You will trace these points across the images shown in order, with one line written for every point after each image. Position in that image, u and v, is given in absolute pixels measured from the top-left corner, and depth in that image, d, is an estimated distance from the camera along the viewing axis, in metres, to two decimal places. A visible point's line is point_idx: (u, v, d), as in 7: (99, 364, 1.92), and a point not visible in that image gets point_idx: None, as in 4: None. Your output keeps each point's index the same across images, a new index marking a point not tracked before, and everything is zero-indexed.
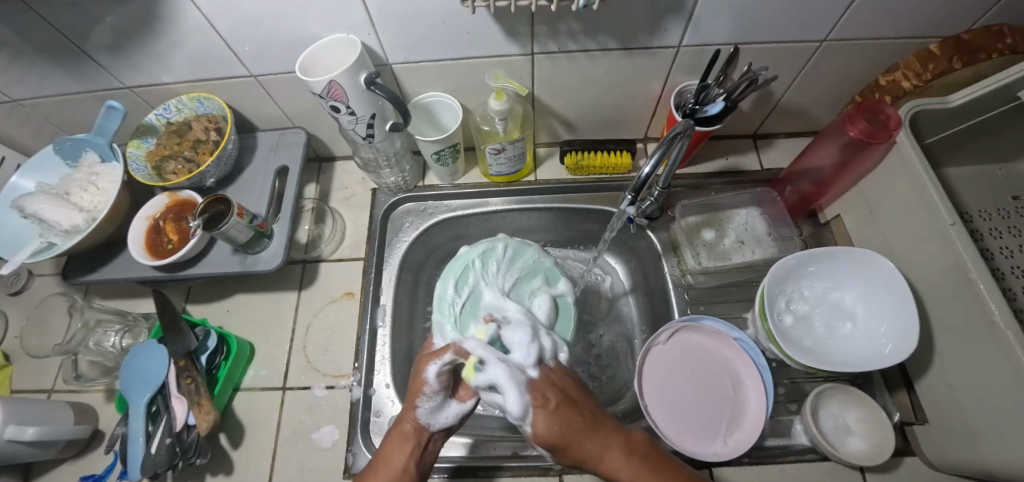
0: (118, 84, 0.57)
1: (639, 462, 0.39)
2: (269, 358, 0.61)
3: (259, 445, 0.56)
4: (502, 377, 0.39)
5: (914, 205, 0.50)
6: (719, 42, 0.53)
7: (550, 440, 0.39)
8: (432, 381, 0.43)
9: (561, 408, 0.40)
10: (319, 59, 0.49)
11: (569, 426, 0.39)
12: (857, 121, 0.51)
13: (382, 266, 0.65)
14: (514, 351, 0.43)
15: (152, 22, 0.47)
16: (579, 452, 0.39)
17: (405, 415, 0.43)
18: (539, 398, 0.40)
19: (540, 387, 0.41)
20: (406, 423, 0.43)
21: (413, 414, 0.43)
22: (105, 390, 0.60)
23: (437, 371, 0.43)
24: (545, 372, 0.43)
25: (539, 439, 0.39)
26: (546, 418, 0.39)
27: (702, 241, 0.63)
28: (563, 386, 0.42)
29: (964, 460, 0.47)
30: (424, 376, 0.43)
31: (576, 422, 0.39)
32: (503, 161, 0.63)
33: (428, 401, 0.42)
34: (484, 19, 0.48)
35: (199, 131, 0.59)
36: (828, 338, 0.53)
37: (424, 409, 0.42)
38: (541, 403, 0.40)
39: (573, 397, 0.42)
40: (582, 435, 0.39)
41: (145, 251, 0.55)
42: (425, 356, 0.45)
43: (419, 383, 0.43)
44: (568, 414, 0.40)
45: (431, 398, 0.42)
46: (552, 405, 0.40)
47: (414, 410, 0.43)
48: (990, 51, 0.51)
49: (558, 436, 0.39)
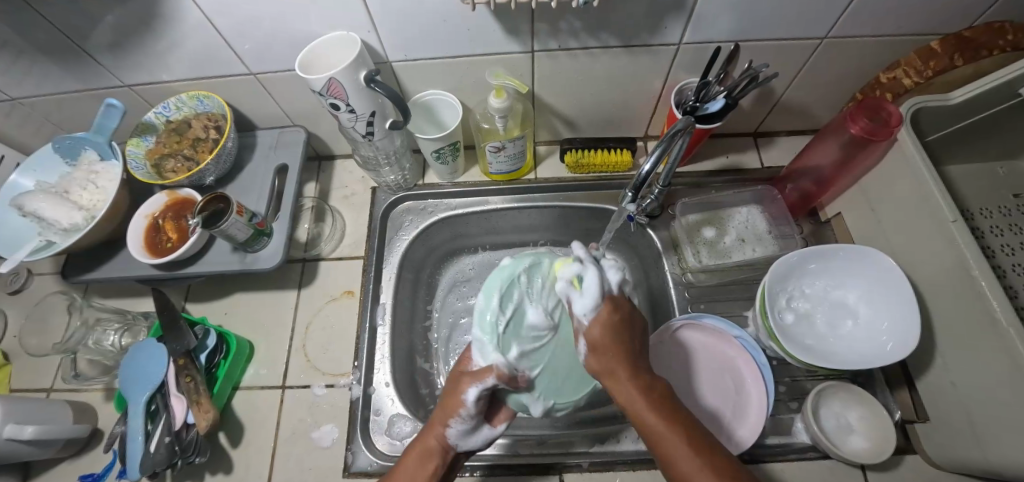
0: (117, 82, 0.57)
1: (657, 400, 0.36)
2: (268, 357, 0.61)
3: (258, 445, 0.56)
4: (586, 275, 0.42)
5: (915, 202, 0.50)
6: (719, 40, 0.53)
7: (593, 338, 0.40)
8: (467, 405, 0.39)
9: (617, 325, 0.40)
10: (319, 57, 0.49)
11: (617, 341, 0.39)
12: (858, 118, 0.51)
13: (381, 264, 0.65)
14: (587, 275, 0.42)
15: (151, 21, 0.47)
16: (612, 364, 0.38)
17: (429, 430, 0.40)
18: (607, 310, 0.41)
19: (615, 300, 0.42)
20: (430, 441, 0.39)
21: (441, 433, 0.39)
22: (103, 389, 0.60)
23: (472, 399, 0.39)
24: (620, 297, 0.43)
25: (586, 336, 0.40)
26: (602, 323, 0.40)
27: (702, 239, 0.63)
28: (629, 313, 0.42)
29: (965, 458, 0.47)
30: (462, 396, 0.39)
31: (626, 343, 0.39)
32: (503, 159, 0.63)
33: (460, 422, 0.39)
34: (485, 16, 0.47)
35: (199, 129, 0.59)
36: (830, 337, 0.53)
37: (454, 431, 0.39)
38: (606, 313, 0.40)
39: (632, 328, 0.41)
40: (624, 355, 0.38)
41: (144, 250, 0.55)
42: (465, 375, 0.41)
43: (454, 403, 0.39)
44: (621, 333, 0.40)
45: (463, 422, 0.39)
46: (613, 318, 0.40)
47: (443, 428, 0.39)
48: (991, 48, 0.50)
49: (600, 341, 0.39)
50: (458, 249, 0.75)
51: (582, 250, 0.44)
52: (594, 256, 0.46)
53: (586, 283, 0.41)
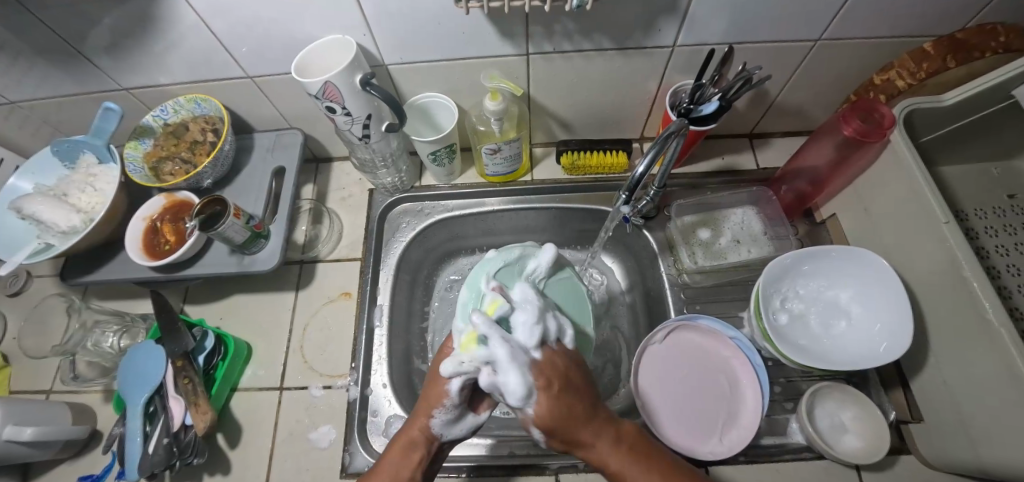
0: (115, 85, 0.57)
1: (632, 454, 0.36)
2: (266, 358, 0.61)
3: (256, 446, 0.56)
4: (500, 358, 0.35)
5: (908, 203, 0.50)
6: (713, 42, 0.53)
7: (546, 422, 0.35)
8: (451, 395, 0.38)
9: (565, 393, 0.36)
10: (315, 60, 0.50)
11: (570, 414, 0.35)
12: (852, 120, 0.52)
13: (379, 266, 0.65)
14: (502, 351, 0.35)
15: (149, 24, 0.48)
16: (574, 439, 0.36)
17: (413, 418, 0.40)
18: (543, 380, 0.36)
19: (541, 366, 0.37)
20: (415, 433, 0.39)
21: (425, 423, 0.39)
22: (103, 391, 0.60)
23: (454, 389, 0.38)
24: (547, 357, 0.38)
25: (536, 423, 0.36)
26: (550, 403, 0.35)
27: (698, 240, 0.63)
28: (565, 371, 0.38)
29: (959, 457, 0.47)
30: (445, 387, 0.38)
31: (579, 411, 0.36)
32: (499, 161, 0.63)
33: (441, 412, 0.39)
34: (479, 19, 0.48)
35: (196, 132, 0.59)
36: (824, 337, 0.53)
37: (438, 420, 0.39)
38: (545, 386, 0.36)
39: (578, 385, 0.38)
40: (581, 424, 0.36)
41: (143, 252, 0.55)
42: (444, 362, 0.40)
43: (438, 394, 0.39)
44: (570, 400, 0.36)
45: (447, 411, 0.39)
46: (557, 389, 0.36)
47: (426, 419, 0.39)
48: (983, 50, 0.50)
49: (557, 424, 0.35)
50: (455, 251, 0.75)
51: (484, 325, 0.36)
52: (502, 320, 0.40)
53: (506, 365, 0.35)
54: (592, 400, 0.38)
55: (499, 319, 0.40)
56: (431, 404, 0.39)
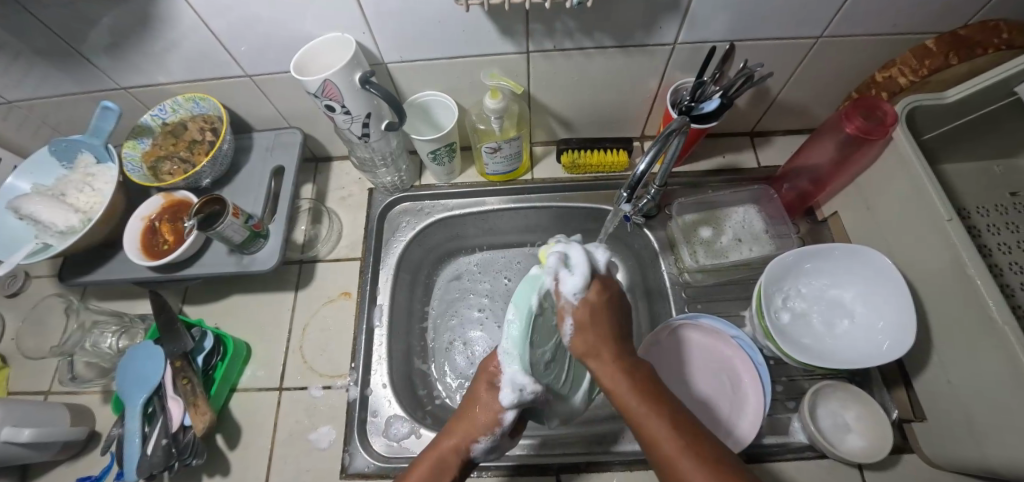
0: (113, 84, 0.57)
1: (641, 381, 0.38)
2: (265, 359, 0.61)
3: (256, 447, 0.56)
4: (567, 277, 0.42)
5: (911, 200, 0.50)
6: (714, 40, 0.53)
7: (580, 318, 0.41)
8: (501, 423, 0.41)
9: (603, 306, 0.42)
10: (315, 59, 0.49)
11: (603, 321, 0.41)
12: (854, 117, 0.51)
13: (379, 266, 0.65)
14: (569, 281, 0.42)
15: (146, 22, 0.47)
16: (592, 347, 0.40)
17: (451, 436, 0.42)
18: (596, 290, 0.43)
19: (599, 280, 0.44)
20: (450, 451, 0.41)
21: (465, 445, 0.41)
22: (101, 391, 0.60)
23: (505, 419, 0.41)
24: (602, 279, 0.44)
25: (570, 314, 0.42)
26: (588, 306, 0.42)
27: (699, 239, 0.63)
28: (614, 296, 0.44)
29: (962, 456, 0.47)
30: (498, 417, 0.41)
31: (606, 327, 0.41)
32: (500, 160, 0.63)
33: (486, 437, 0.42)
34: (480, 17, 0.47)
35: (195, 131, 0.59)
36: (827, 336, 0.53)
37: (478, 444, 0.42)
38: (593, 295, 0.43)
39: (615, 314, 0.43)
40: (606, 340, 0.40)
41: (141, 252, 0.55)
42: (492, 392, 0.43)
43: (484, 418, 0.42)
44: (609, 313, 0.42)
45: (491, 439, 0.42)
46: (602, 300, 0.43)
47: (469, 442, 0.41)
48: (986, 46, 0.50)
49: (585, 322, 0.41)
50: (456, 250, 0.75)
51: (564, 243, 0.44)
52: (567, 256, 0.44)
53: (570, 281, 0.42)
54: (624, 331, 0.42)
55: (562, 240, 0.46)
56: (477, 428, 0.41)
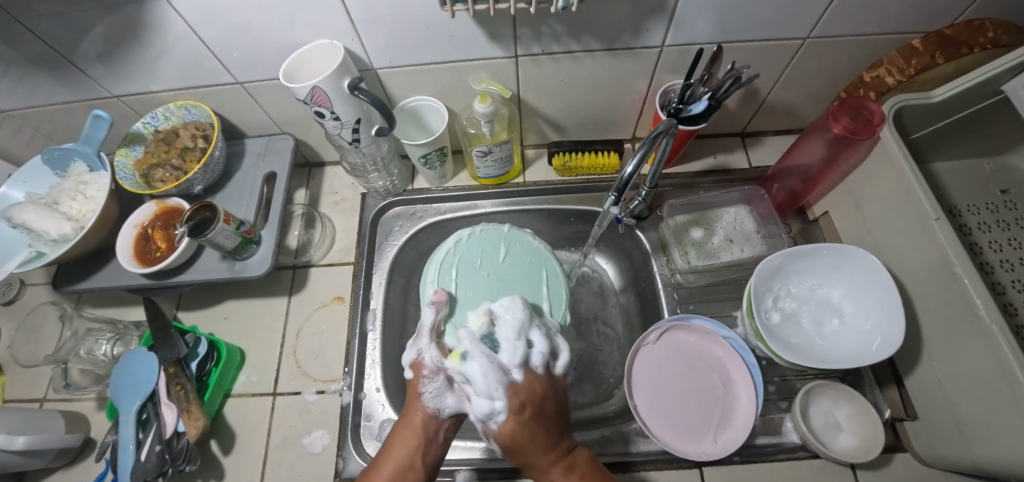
0: (105, 93, 0.57)
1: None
2: (258, 364, 0.61)
3: (250, 452, 0.56)
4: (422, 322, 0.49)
5: (898, 199, 0.50)
6: (702, 41, 0.53)
7: (505, 440, 0.41)
8: (426, 366, 0.45)
9: (534, 420, 0.41)
10: (304, 64, 0.50)
11: (530, 437, 0.41)
12: (840, 117, 0.52)
13: (372, 270, 0.65)
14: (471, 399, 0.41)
15: (137, 31, 0.48)
16: (527, 460, 0.42)
17: (416, 408, 0.44)
18: (515, 404, 0.41)
19: (524, 390, 0.42)
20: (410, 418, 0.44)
21: (421, 405, 0.43)
22: (96, 398, 0.60)
23: (427, 359, 0.45)
24: (529, 380, 0.42)
25: (500, 437, 0.41)
26: (516, 424, 0.41)
27: (690, 240, 0.63)
28: (542, 396, 0.42)
29: (953, 454, 0.47)
30: (420, 364, 0.45)
31: (540, 440, 0.41)
32: (490, 163, 0.63)
33: (427, 386, 0.44)
34: (467, 22, 0.48)
35: (186, 138, 0.59)
36: (817, 336, 0.53)
37: (427, 393, 0.43)
38: (516, 409, 0.41)
39: (548, 412, 0.42)
40: (540, 452, 0.41)
41: (134, 259, 0.55)
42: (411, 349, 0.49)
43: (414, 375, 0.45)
44: (533, 427, 0.41)
45: (432, 381, 0.44)
46: (524, 416, 0.41)
47: (418, 401, 0.44)
48: (971, 46, 0.50)
49: (516, 442, 0.41)
50: None
51: (468, 342, 0.42)
52: (491, 340, 0.44)
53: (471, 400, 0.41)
54: (559, 424, 0.43)
55: (487, 337, 0.44)
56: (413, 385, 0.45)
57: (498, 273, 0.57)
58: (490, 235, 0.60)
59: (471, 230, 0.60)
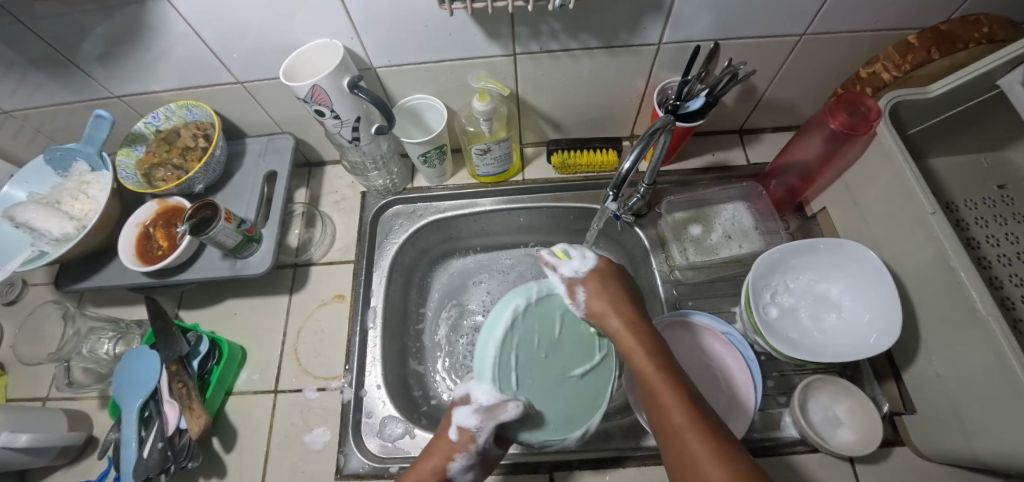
0: (106, 93, 0.57)
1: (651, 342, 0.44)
2: (259, 362, 0.61)
3: (252, 449, 0.56)
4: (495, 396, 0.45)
5: (895, 194, 0.50)
6: (699, 38, 0.53)
7: (590, 291, 0.48)
8: (476, 439, 0.42)
9: (620, 287, 0.49)
10: (303, 63, 0.50)
11: (610, 288, 0.48)
12: (838, 113, 0.52)
13: (372, 268, 0.66)
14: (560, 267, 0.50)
15: (138, 32, 0.48)
16: (603, 308, 0.47)
17: (433, 463, 0.43)
18: (605, 262, 0.51)
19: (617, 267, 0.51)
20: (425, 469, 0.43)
21: (443, 465, 0.42)
22: (98, 397, 0.61)
23: (480, 433, 0.43)
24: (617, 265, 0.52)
25: (586, 286, 0.49)
26: (601, 271, 0.50)
27: (689, 237, 0.63)
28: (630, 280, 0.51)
29: (952, 447, 0.47)
30: (470, 434, 0.42)
31: (620, 292, 0.48)
32: (490, 161, 0.63)
33: (463, 457, 0.42)
34: (465, 20, 0.48)
35: (188, 138, 0.59)
36: (816, 331, 0.53)
37: (455, 466, 0.42)
38: (606, 264, 0.50)
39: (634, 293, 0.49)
40: (621, 302, 0.47)
41: (136, 258, 0.55)
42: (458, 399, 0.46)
43: (460, 438, 0.43)
44: (615, 284, 0.49)
45: (469, 457, 0.43)
46: (613, 268, 0.50)
47: (446, 461, 0.42)
48: (967, 41, 0.50)
49: (595, 291, 0.48)
50: (450, 251, 0.75)
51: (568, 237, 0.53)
52: None
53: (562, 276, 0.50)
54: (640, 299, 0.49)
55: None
56: (452, 445, 0.43)
57: (556, 348, 0.51)
58: (548, 303, 0.52)
59: (528, 299, 0.51)
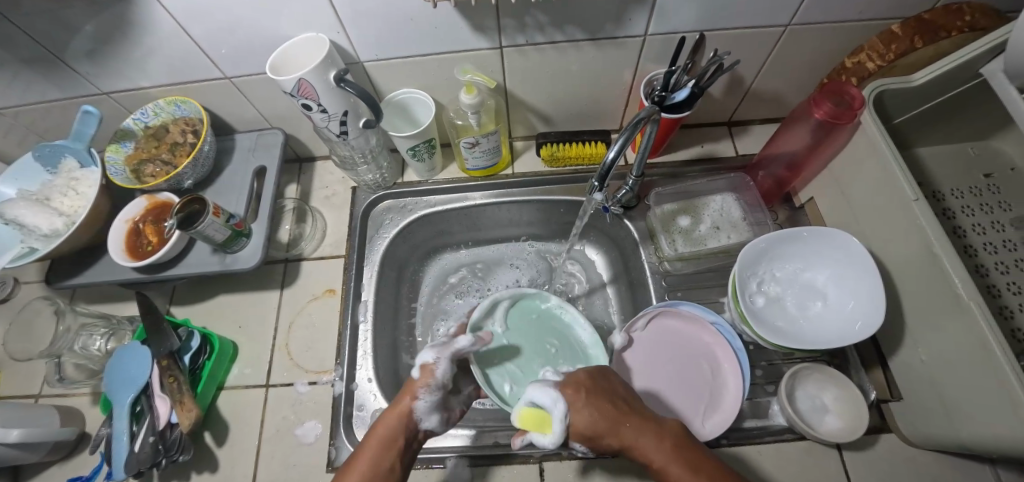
0: (95, 90, 0.58)
1: (679, 449, 0.38)
2: (250, 357, 0.62)
3: (243, 442, 0.56)
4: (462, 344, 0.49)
5: (880, 183, 0.50)
6: (684, 30, 0.54)
7: (582, 427, 0.40)
8: (435, 370, 0.46)
9: (591, 400, 0.41)
10: (290, 58, 0.51)
11: (598, 414, 0.40)
12: (822, 103, 0.52)
13: (363, 263, 0.66)
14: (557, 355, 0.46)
15: (125, 29, 0.48)
16: (615, 441, 0.39)
17: (399, 407, 0.43)
18: (571, 391, 0.42)
19: (570, 383, 0.43)
20: (396, 418, 0.42)
21: (409, 404, 0.43)
22: (91, 393, 0.61)
23: (438, 363, 0.47)
24: (571, 375, 0.44)
25: (576, 432, 0.40)
26: (577, 413, 0.40)
27: (678, 228, 0.63)
28: (590, 383, 0.43)
29: (938, 434, 0.48)
30: (431, 367, 0.46)
31: (609, 408, 0.40)
32: (479, 155, 0.64)
33: (427, 393, 0.44)
34: (450, 13, 0.48)
35: (176, 134, 0.60)
36: (801, 318, 0.54)
37: (422, 402, 0.43)
38: (573, 397, 0.41)
39: (607, 389, 0.43)
40: (617, 419, 0.40)
41: (126, 254, 0.56)
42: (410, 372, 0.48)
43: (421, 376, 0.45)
44: (596, 404, 0.41)
45: (432, 391, 0.44)
46: (581, 396, 0.41)
47: (411, 401, 0.43)
48: (949, 29, 0.50)
49: (588, 428, 0.40)
50: (442, 245, 0.76)
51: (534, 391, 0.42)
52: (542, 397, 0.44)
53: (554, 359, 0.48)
54: (623, 399, 0.42)
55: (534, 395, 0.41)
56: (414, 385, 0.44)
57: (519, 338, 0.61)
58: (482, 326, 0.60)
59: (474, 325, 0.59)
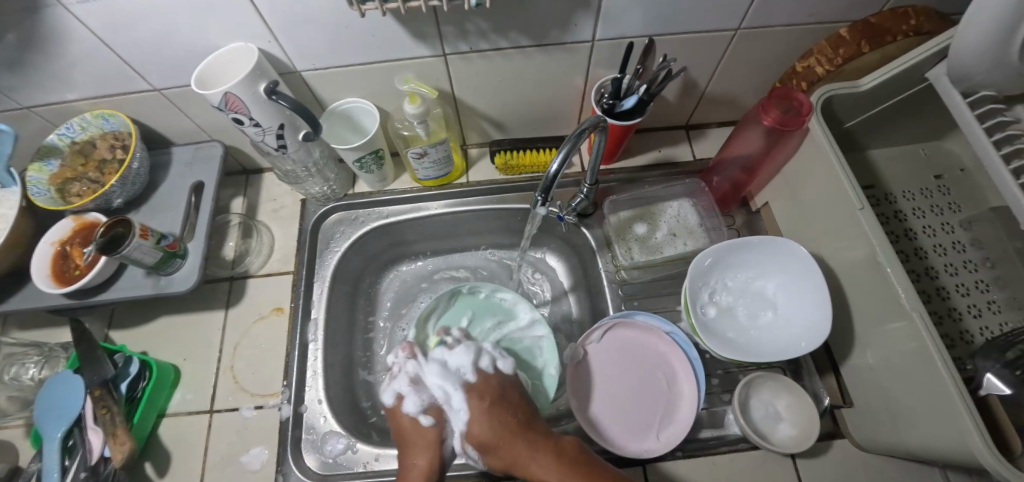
0: (14, 105, 0.53)
1: (568, 461, 0.46)
2: (194, 381, 0.59)
3: (185, 472, 0.54)
4: (428, 374, 0.53)
5: (828, 189, 0.50)
6: (632, 35, 0.52)
7: (480, 437, 0.48)
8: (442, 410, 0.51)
9: (491, 411, 0.50)
10: (218, 70, 0.48)
11: (499, 429, 0.48)
12: (770, 109, 0.51)
13: (313, 278, 0.63)
14: (452, 356, 0.54)
15: (35, 45, 0.45)
16: (509, 453, 0.47)
17: (416, 456, 0.47)
18: (474, 399, 0.51)
19: (473, 387, 0.52)
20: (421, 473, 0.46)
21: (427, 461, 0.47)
22: (25, 424, 0.58)
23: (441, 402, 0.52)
24: (484, 377, 0.53)
25: (472, 438, 0.49)
26: (479, 425, 0.49)
27: (634, 235, 0.62)
28: (492, 390, 0.52)
29: (886, 440, 0.48)
30: (437, 408, 0.51)
31: (508, 422, 0.49)
32: (429, 165, 0.62)
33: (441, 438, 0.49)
34: (386, 21, 0.46)
35: (104, 150, 0.56)
36: (751, 329, 0.53)
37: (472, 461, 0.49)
38: (477, 406, 0.50)
39: (507, 401, 0.51)
40: (513, 434, 0.48)
41: (51, 280, 0.53)
42: (394, 410, 0.52)
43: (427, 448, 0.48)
44: (495, 416, 0.49)
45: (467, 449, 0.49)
46: (483, 404, 0.50)
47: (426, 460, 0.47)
48: (895, 33, 0.50)
49: (490, 440, 0.48)
50: (399, 256, 0.73)
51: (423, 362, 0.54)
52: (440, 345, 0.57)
53: (456, 349, 0.55)
54: (522, 413, 0.51)
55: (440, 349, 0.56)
56: (427, 430, 0.49)
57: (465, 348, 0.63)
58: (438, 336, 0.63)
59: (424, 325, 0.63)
